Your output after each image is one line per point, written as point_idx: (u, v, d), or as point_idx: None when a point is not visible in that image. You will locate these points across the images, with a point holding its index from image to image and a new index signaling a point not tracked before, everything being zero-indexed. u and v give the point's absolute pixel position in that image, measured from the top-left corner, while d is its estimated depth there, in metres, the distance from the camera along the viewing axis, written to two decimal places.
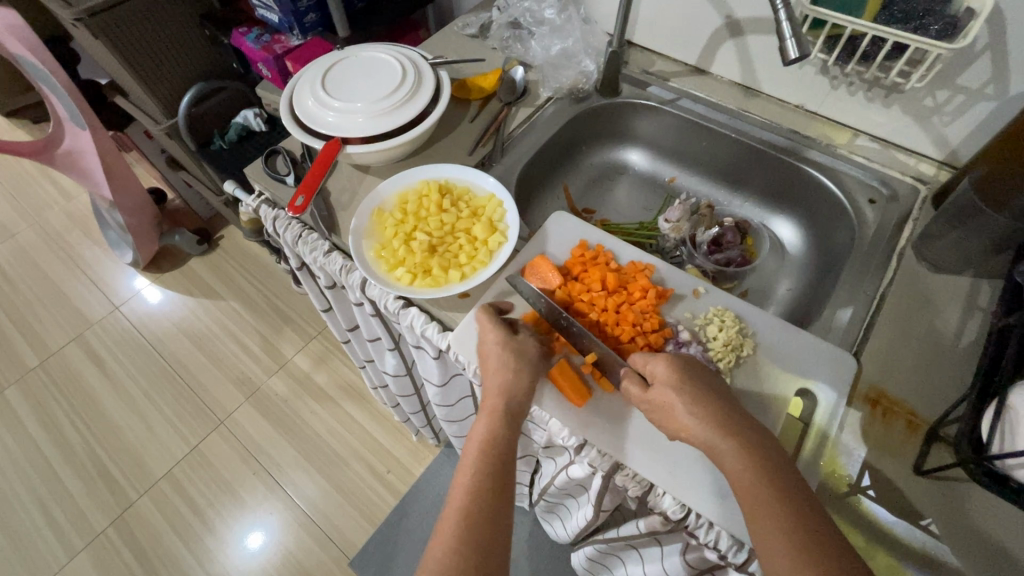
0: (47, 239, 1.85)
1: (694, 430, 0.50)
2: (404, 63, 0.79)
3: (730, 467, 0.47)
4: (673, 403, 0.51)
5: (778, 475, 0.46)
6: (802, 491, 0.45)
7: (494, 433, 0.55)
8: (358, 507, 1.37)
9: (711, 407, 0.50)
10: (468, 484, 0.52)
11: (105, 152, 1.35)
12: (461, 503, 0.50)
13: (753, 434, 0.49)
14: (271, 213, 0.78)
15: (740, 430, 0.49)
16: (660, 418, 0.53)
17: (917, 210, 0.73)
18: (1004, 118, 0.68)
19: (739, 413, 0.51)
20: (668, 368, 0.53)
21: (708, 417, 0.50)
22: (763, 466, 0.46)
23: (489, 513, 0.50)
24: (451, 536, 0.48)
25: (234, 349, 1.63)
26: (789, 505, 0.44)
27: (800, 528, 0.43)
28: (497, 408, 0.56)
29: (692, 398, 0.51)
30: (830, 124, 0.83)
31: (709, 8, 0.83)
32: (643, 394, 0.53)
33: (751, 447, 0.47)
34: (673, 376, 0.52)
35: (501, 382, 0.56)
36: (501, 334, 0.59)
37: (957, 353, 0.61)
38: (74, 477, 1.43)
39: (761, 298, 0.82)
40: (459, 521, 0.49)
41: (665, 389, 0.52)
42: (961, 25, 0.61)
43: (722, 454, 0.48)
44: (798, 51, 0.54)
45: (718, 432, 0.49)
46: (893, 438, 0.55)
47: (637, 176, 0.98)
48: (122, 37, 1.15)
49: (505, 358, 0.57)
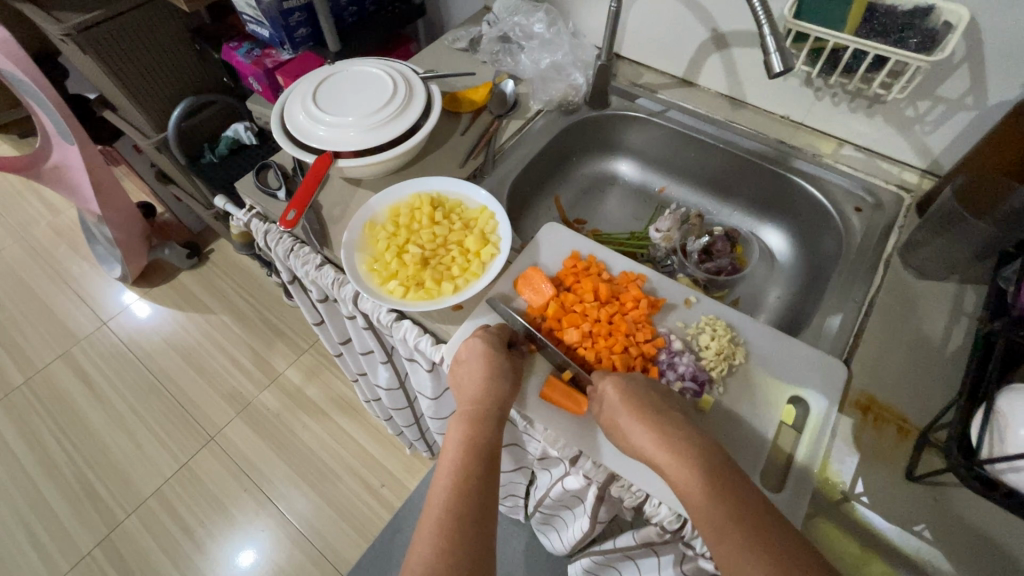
0: (33, 254, 1.83)
1: (638, 447, 0.51)
2: (395, 77, 0.80)
3: (673, 480, 0.48)
4: (618, 423, 0.53)
5: (717, 478, 0.47)
6: (744, 494, 0.46)
7: (473, 437, 0.54)
8: (352, 523, 1.35)
9: (650, 422, 0.51)
10: (449, 486, 0.51)
11: (95, 167, 1.34)
12: (441, 505, 0.50)
13: (690, 445, 0.49)
14: (262, 227, 0.78)
15: (676, 442, 0.49)
16: (615, 437, 0.54)
17: (902, 217, 0.74)
18: (984, 128, 0.69)
19: (676, 422, 0.51)
20: (616, 391, 0.54)
21: (648, 431, 0.51)
22: (704, 476, 0.47)
23: (473, 514, 0.49)
24: (436, 536, 0.47)
25: (224, 365, 1.61)
26: (738, 513, 0.44)
27: (750, 531, 0.43)
28: (476, 412, 0.55)
29: (633, 413, 0.52)
30: (816, 133, 0.85)
31: (695, 22, 0.84)
32: (601, 415, 0.55)
33: (691, 459, 0.48)
34: (618, 397, 0.53)
35: (483, 389, 0.56)
36: (490, 339, 0.60)
37: (944, 358, 0.62)
38: (59, 498, 1.39)
39: (752, 306, 0.83)
40: (441, 521, 0.49)
41: (612, 412, 0.54)
42: (939, 38, 0.63)
43: (664, 470, 0.49)
44: (782, 65, 0.56)
45: (657, 448, 0.50)
46: (885, 444, 0.56)
47: (627, 186, 0.99)
48: (112, 52, 1.16)
49: (492, 367, 0.57)
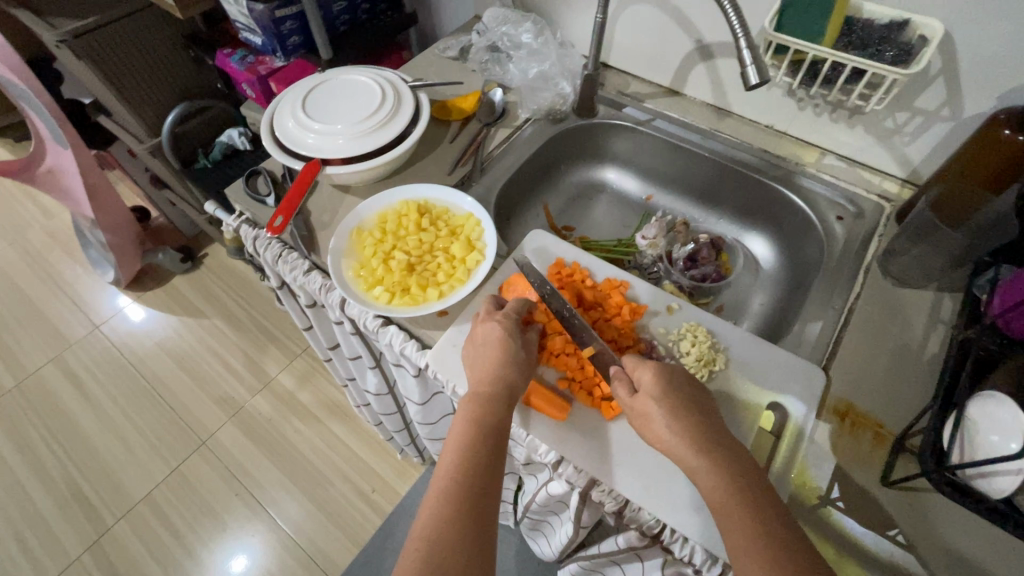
0: (26, 258, 1.83)
1: (668, 442, 0.51)
2: (384, 85, 0.81)
3: (702, 483, 0.48)
4: (652, 414, 0.52)
5: (747, 483, 0.47)
6: (770, 498, 0.46)
7: (485, 415, 0.54)
8: (342, 528, 1.35)
9: (686, 420, 0.51)
10: (456, 459, 0.51)
11: (88, 172, 1.35)
12: (448, 476, 0.50)
13: (723, 450, 0.49)
14: (251, 233, 0.79)
15: (710, 446, 0.49)
16: (641, 427, 0.53)
17: (883, 226, 0.76)
18: (960, 140, 0.71)
19: (711, 426, 0.51)
20: (654, 380, 0.54)
21: (683, 429, 0.50)
22: (736, 482, 0.47)
23: (480, 487, 0.49)
24: (443, 508, 0.47)
25: (217, 369, 1.61)
26: (764, 516, 0.45)
27: (775, 533, 0.44)
28: (486, 393, 0.55)
29: (672, 408, 0.52)
30: (798, 143, 0.86)
31: (680, 33, 0.86)
32: (631, 400, 0.54)
33: (722, 461, 0.49)
34: (657, 388, 0.53)
35: (494, 373, 0.57)
36: (506, 325, 0.60)
37: (922, 364, 0.63)
38: (49, 503, 1.39)
39: (736, 313, 0.84)
40: (449, 491, 0.48)
41: (647, 399, 0.53)
42: (914, 51, 0.64)
43: (693, 469, 0.49)
44: (759, 76, 0.57)
45: (693, 450, 0.49)
46: (861, 448, 0.57)
47: (614, 193, 1.00)
48: (106, 58, 1.17)
49: (505, 352, 0.58)
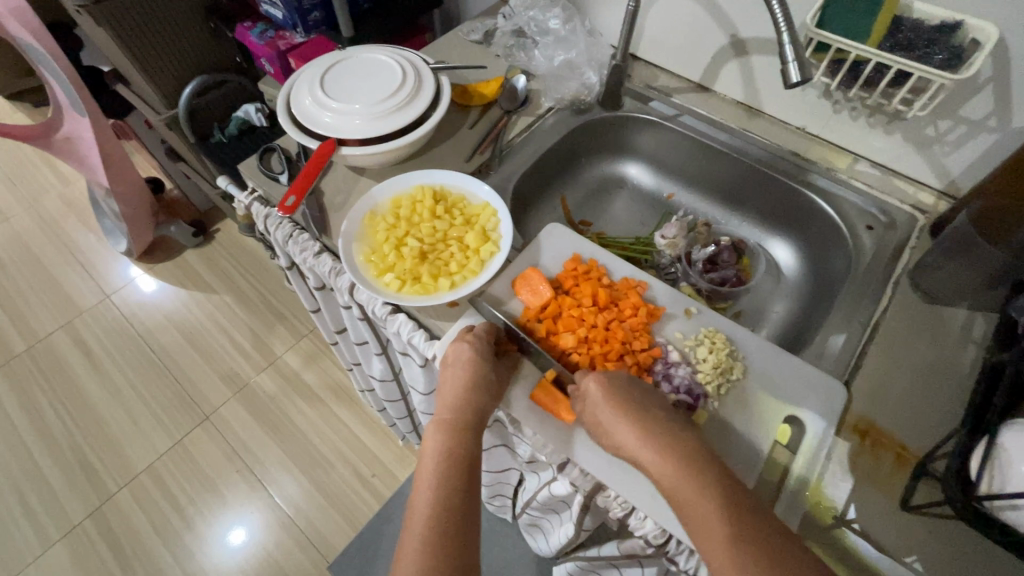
0: (41, 224, 1.84)
1: (623, 445, 0.51)
2: (405, 66, 0.78)
3: (660, 479, 0.48)
4: (602, 421, 0.52)
5: (698, 472, 0.47)
6: (730, 489, 0.46)
7: (450, 446, 0.54)
8: (340, 511, 1.35)
9: (636, 420, 0.51)
10: (431, 500, 0.50)
11: (104, 141, 1.34)
12: (425, 520, 0.49)
13: (675, 444, 0.49)
14: (263, 211, 0.78)
15: (663, 442, 0.49)
16: (599, 436, 0.53)
17: (915, 238, 0.72)
18: (1005, 152, 0.67)
19: (657, 419, 0.51)
20: (598, 387, 0.54)
21: (633, 428, 0.51)
22: (688, 473, 0.47)
23: (455, 523, 0.49)
24: (420, 552, 0.46)
25: (224, 345, 1.61)
26: (717, 504, 0.45)
27: (736, 526, 0.43)
28: (455, 422, 0.55)
29: (617, 412, 0.52)
30: (831, 147, 0.83)
31: (715, 27, 0.82)
32: (585, 413, 0.54)
33: (672, 451, 0.48)
34: (601, 394, 0.53)
35: (462, 398, 0.56)
36: (478, 344, 0.59)
37: (948, 386, 0.60)
38: (54, 468, 1.40)
39: (754, 320, 0.81)
40: (425, 542, 0.47)
41: (596, 409, 0.53)
42: (965, 55, 0.61)
43: (650, 468, 0.49)
44: (800, 75, 0.54)
45: (642, 446, 0.50)
46: (880, 470, 0.54)
47: (634, 190, 0.97)
48: (126, 25, 1.15)
49: (475, 375, 0.56)
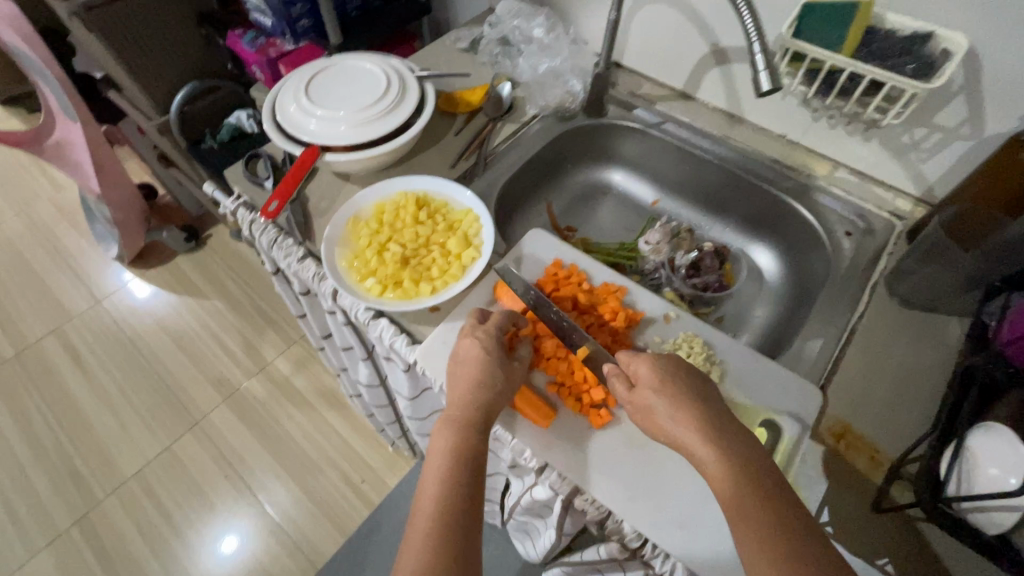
0: (33, 229, 1.83)
1: (671, 434, 0.50)
2: (389, 73, 0.79)
3: (711, 473, 0.47)
4: (652, 406, 0.51)
5: (752, 473, 0.46)
6: (785, 496, 0.45)
7: (459, 442, 0.53)
8: (330, 516, 1.35)
9: (693, 410, 0.50)
10: (436, 496, 0.50)
11: (95, 147, 1.34)
12: (430, 515, 0.49)
13: (729, 437, 0.48)
14: (248, 216, 0.78)
15: (716, 435, 0.48)
16: (643, 421, 0.53)
17: (893, 244, 0.73)
18: (979, 159, 0.68)
19: (715, 412, 0.50)
20: (652, 373, 0.53)
21: (688, 418, 0.49)
22: (742, 474, 0.46)
23: (459, 521, 0.49)
24: (424, 547, 0.47)
25: (214, 350, 1.61)
26: (769, 508, 0.44)
27: (787, 532, 0.42)
28: (464, 418, 0.54)
29: (672, 399, 0.51)
30: (811, 154, 0.84)
31: (696, 36, 0.84)
32: (629, 395, 0.53)
33: (728, 448, 0.47)
34: (655, 380, 0.52)
35: (471, 394, 0.55)
36: (490, 342, 0.58)
37: (923, 390, 0.61)
38: (41, 474, 1.40)
39: (736, 325, 0.82)
40: (428, 537, 0.47)
41: (646, 391, 0.52)
42: (936, 64, 0.62)
43: (700, 460, 0.48)
44: (771, 84, 0.55)
45: (697, 437, 0.48)
46: (853, 474, 0.56)
47: (619, 196, 0.98)
48: (117, 32, 1.16)
49: (485, 373, 0.56)
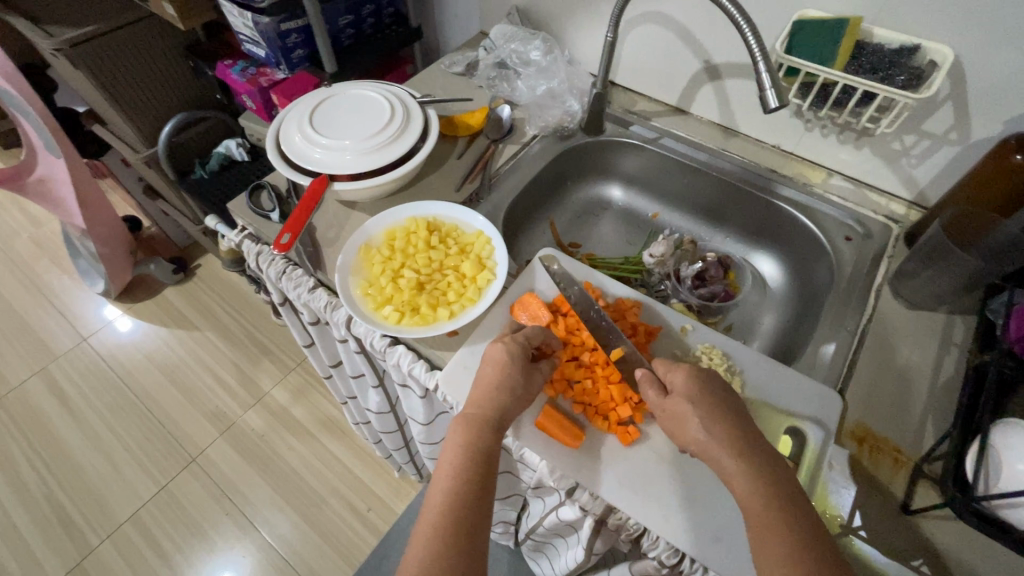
0: (11, 268, 1.78)
1: (703, 444, 0.51)
2: (393, 101, 0.80)
3: (740, 491, 0.48)
4: (686, 414, 0.52)
5: (778, 492, 0.47)
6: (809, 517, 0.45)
7: (473, 441, 0.53)
8: (336, 548, 1.32)
9: (727, 423, 0.51)
10: (447, 492, 0.50)
11: (80, 182, 1.32)
12: (438, 509, 0.49)
13: (760, 456, 0.49)
14: (254, 248, 0.77)
15: (746, 451, 0.49)
16: (671, 428, 0.54)
17: (891, 248, 0.76)
18: (968, 163, 0.71)
19: (748, 431, 0.51)
20: (690, 383, 0.54)
21: (722, 431, 0.51)
22: (772, 494, 0.47)
23: (470, 516, 0.48)
24: (432, 540, 0.46)
25: (208, 383, 1.57)
26: (797, 529, 0.44)
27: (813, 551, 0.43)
28: (478, 418, 0.54)
29: (707, 411, 0.52)
30: (806, 164, 0.86)
31: (688, 53, 0.86)
32: (661, 400, 0.55)
33: (760, 467, 0.48)
34: (692, 390, 0.54)
35: (489, 395, 0.55)
36: (513, 348, 0.58)
37: (936, 388, 0.62)
38: (30, 523, 1.34)
39: (746, 332, 0.83)
40: (437, 529, 0.47)
41: (681, 401, 0.53)
42: (924, 75, 0.65)
43: (730, 475, 0.49)
44: (778, 100, 0.57)
45: (727, 453, 0.49)
46: (881, 475, 0.56)
47: (618, 210, 1.00)
48: (103, 66, 1.15)
49: (502, 375, 0.56)
